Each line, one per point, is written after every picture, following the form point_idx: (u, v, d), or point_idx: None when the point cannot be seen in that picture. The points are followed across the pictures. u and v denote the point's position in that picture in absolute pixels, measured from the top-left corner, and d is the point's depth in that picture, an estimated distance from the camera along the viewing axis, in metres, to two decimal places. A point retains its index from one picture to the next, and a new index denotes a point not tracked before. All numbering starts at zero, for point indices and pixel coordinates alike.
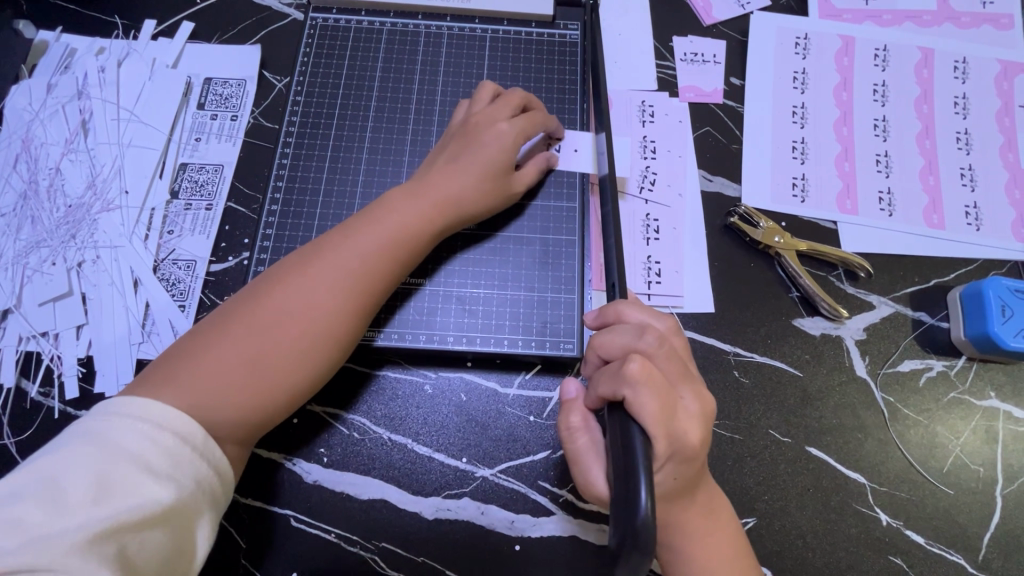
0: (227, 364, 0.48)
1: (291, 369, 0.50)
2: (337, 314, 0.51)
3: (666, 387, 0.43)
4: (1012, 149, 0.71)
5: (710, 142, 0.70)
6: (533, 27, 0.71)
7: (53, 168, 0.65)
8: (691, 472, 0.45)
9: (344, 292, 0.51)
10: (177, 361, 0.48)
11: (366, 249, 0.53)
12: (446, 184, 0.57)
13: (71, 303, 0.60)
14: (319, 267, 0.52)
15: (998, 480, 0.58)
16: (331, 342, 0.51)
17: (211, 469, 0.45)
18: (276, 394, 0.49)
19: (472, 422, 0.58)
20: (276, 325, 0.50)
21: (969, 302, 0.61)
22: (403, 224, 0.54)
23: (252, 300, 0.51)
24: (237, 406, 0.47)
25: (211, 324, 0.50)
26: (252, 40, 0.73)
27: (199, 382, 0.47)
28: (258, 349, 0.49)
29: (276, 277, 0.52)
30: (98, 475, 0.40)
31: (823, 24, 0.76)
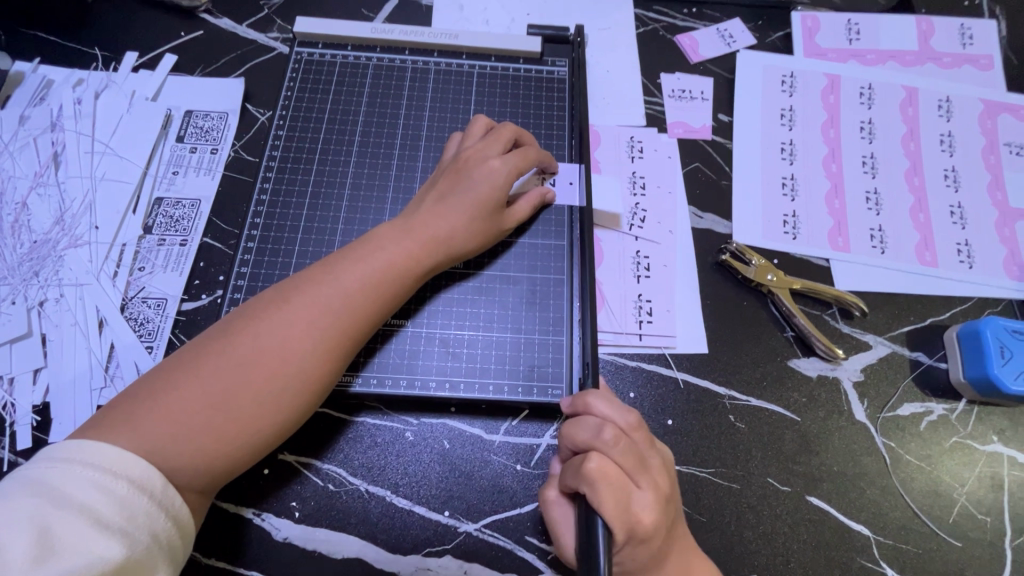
0: (191, 405, 0.45)
1: (262, 416, 0.46)
2: (316, 360, 0.48)
3: (619, 486, 0.44)
4: (999, 187, 0.71)
5: (700, 178, 0.69)
6: (520, 63, 0.71)
7: (20, 202, 0.62)
8: (661, 551, 0.46)
9: (324, 335, 0.49)
10: (142, 398, 0.45)
11: (351, 290, 0.50)
12: (436, 221, 0.55)
13: (29, 344, 0.56)
14: (300, 307, 0.49)
15: (1006, 531, 0.55)
16: (306, 386, 0.48)
17: (169, 518, 0.42)
18: (243, 443, 0.46)
19: (456, 472, 0.55)
20: (250, 368, 0.46)
21: (966, 344, 0.60)
22: (391, 263, 0.52)
23: (227, 336, 0.48)
24: (202, 454, 0.44)
25: (183, 359, 0.47)
26: (236, 73, 0.72)
27: (163, 426, 0.44)
28: (228, 393, 0.45)
29: (254, 314, 0.49)
30: (43, 531, 0.37)
31: (808, 62, 0.77)
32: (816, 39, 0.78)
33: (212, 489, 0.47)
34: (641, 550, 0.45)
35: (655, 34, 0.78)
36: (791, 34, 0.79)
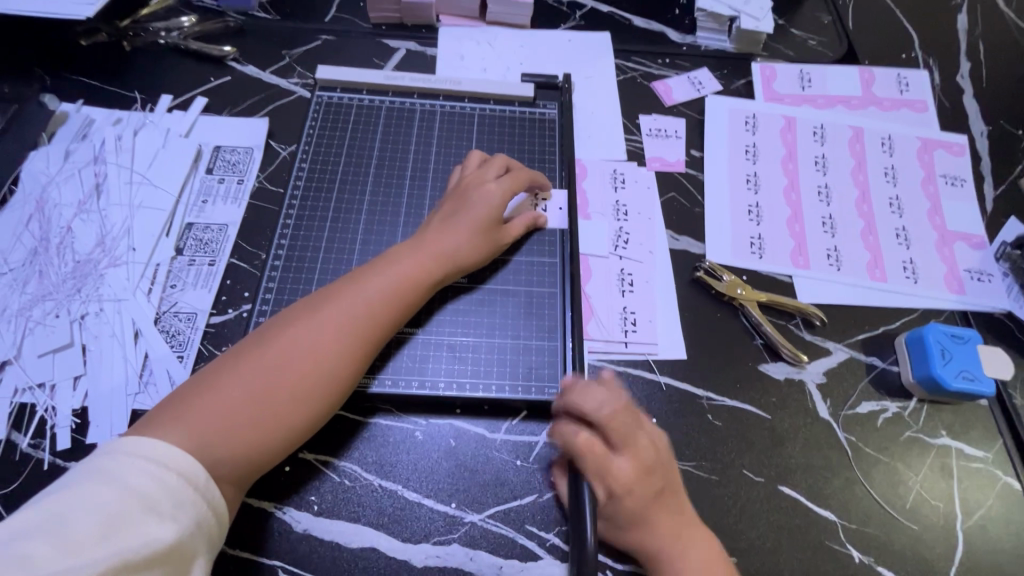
0: (232, 404, 0.50)
1: (293, 412, 0.52)
2: (341, 361, 0.54)
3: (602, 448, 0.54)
4: (938, 213, 0.81)
5: (675, 206, 0.78)
6: (515, 106, 0.80)
7: (64, 227, 0.68)
8: (646, 509, 0.54)
9: (348, 339, 0.55)
10: (186, 399, 0.50)
11: (371, 300, 0.57)
12: (444, 238, 0.62)
13: (70, 354, 0.61)
14: (325, 315, 0.55)
15: (957, 515, 0.61)
16: (333, 385, 0.54)
17: (210, 508, 0.46)
18: (277, 436, 0.51)
19: (461, 467, 0.60)
20: (283, 369, 0.52)
21: (913, 347, 0.68)
22: (405, 277, 0.59)
23: (261, 343, 0.54)
24: (240, 446, 0.50)
25: (221, 365, 0.53)
26: (260, 114, 0.80)
27: (206, 422, 0.49)
28: (263, 391, 0.51)
29: (284, 324, 0.55)
30: (108, 513, 0.41)
31: (767, 106, 0.87)
32: (774, 85, 0.90)
33: (246, 483, 0.52)
34: (625, 509, 0.54)
35: (633, 81, 0.89)
36: (752, 81, 0.90)
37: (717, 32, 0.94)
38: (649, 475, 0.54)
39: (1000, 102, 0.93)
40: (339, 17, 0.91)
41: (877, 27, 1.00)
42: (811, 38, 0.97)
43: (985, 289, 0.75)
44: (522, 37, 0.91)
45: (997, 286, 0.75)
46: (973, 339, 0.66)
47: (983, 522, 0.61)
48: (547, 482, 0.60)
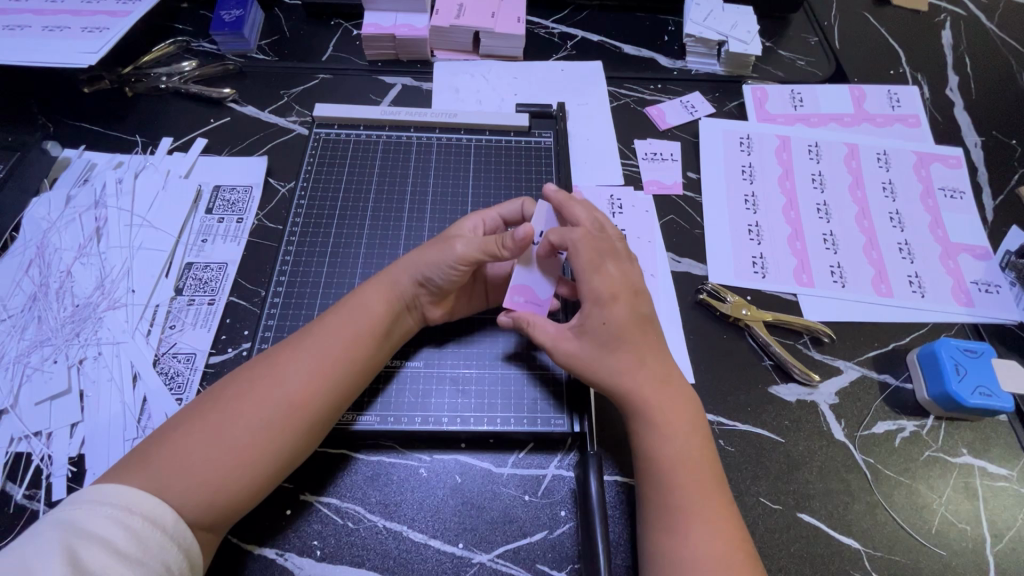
0: (192, 446, 0.49)
1: (259, 447, 0.50)
2: (308, 397, 0.53)
3: (594, 354, 0.56)
4: (939, 225, 0.80)
5: (675, 228, 0.78)
6: (511, 136, 0.81)
7: (64, 271, 0.69)
8: (649, 385, 0.55)
9: (313, 374, 0.54)
10: (151, 445, 0.49)
11: (339, 334, 0.56)
12: (410, 266, 0.61)
13: (68, 400, 0.60)
14: (292, 352, 0.55)
15: (986, 537, 0.59)
16: (297, 421, 0.52)
17: (180, 550, 0.45)
18: (246, 475, 0.49)
19: (468, 505, 0.58)
20: (246, 406, 0.51)
21: (926, 363, 0.66)
22: (373, 309, 0.58)
23: (226, 386, 0.53)
24: (207, 485, 0.48)
25: (188, 411, 0.52)
26: (259, 152, 0.81)
27: (170, 465, 0.47)
28: (222, 433, 0.50)
29: (251, 367, 0.55)
30: (72, 559, 0.40)
31: (760, 126, 0.88)
32: (766, 106, 0.91)
33: (223, 525, 0.50)
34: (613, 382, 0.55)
35: (627, 107, 0.90)
36: (744, 103, 0.91)
37: (706, 57, 0.95)
38: (673, 401, 0.55)
39: (991, 114, 0.94)
40: (335, 56, 0.93)
41: (864, 46, 1.01)
42: (799, 58, 0.98)
43: (994, 300, 0.74)
44: (515, 69, 0.92)
45: (1006, 297, 0.74)
46: (987, 353, 0.65)
47: (1013, 544, 0.59)
48: (558, 518, 0.57)
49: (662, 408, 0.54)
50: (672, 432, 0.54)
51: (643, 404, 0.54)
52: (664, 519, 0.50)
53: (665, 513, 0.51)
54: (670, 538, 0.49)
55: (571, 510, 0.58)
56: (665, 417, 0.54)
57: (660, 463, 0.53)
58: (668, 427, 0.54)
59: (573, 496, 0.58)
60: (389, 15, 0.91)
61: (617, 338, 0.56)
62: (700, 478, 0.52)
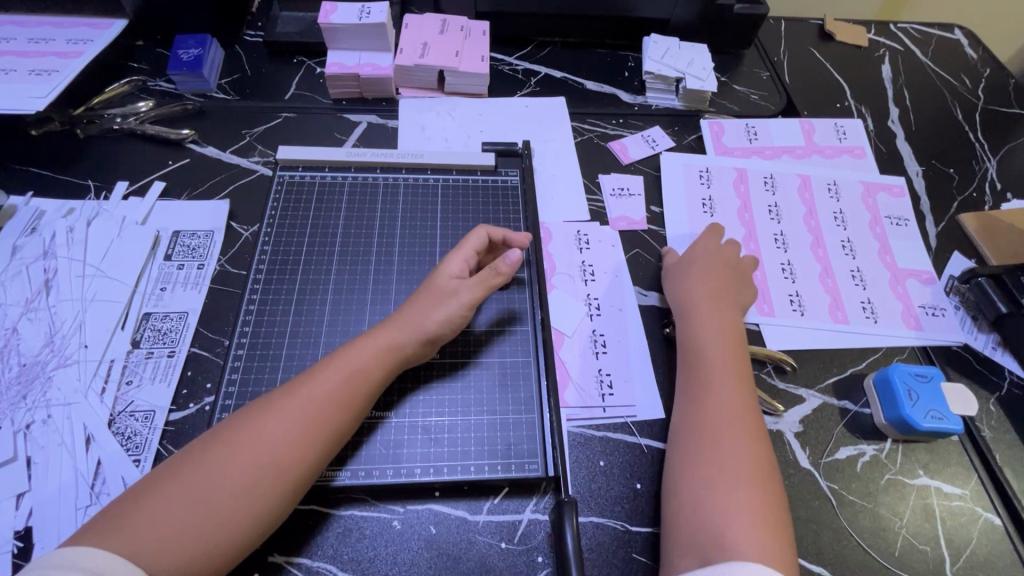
0: (174, 507, 0.47)
1: (246, 506, 0.49)
2: (295, 456, 0.52)
3: (687, 266, 0.74)
4: (888, 252, 0.84)
5: (642, 262, 0.80)
6: (478, 175, 0.82)
7: (10, 328, 0.65)
8: (726, 308, 0.70)
9: (302, 433, 0.52)
10: (128, 505, 0.47)
11: (329, 388, 0.55)
12: (400, 321, 0.61)
13: (13, 469, 0.57)
14: (285, 403, 0.54)
15: (945, 558, 0.62)
16: (283, 481, 0.51)
17: None
18: (226, 541, 0.47)
19: (444, 556, 0.57)
20: (236, 464, 0.50)
21: (881, 388, 0.69)
22: (365, 362, 0.58)
23: (213, 441, 0.51)
24: (186, 551, 0.46)
25: (172, 466, 0.50)
26: (221, 195, 0.80)
27: (151, 527, 0.46)
28: (206, 495, 0.48)
29: (237, 422, 0.53)
30: None
31: (718, 159, 0.92)
32: (723, 140, 0.94)
33: None
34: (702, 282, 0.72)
35: (590, 142, 0.92)
36: (702, 137, 0.95)
37: (664, 92, 0.99)
38: (723, 328, 0.68)
39: (930, 144, 1.00)
40: (299, 95, 0.93)
41: (811, 80, 1.07)
42: (752, 93, 1.03)
43: (940, 324, 0.78)
44: (480, 106, 0.94)
45: (951, 320, 0.78)
46: (936, 377, 0.68)
47: (971, 562, 0.62)
48: (536, 564, 0.57)
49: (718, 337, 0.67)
50: (717, 351, 0.65)
51: (699, 328, 0.68)
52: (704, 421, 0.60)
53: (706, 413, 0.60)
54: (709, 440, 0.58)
55: (549, 556, 0.57)
56: (718, 341, 0.66)
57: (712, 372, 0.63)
58: (725, 375, 0.63)
59: (550, 541, 0.58)
60: (352, 55, 0.91)
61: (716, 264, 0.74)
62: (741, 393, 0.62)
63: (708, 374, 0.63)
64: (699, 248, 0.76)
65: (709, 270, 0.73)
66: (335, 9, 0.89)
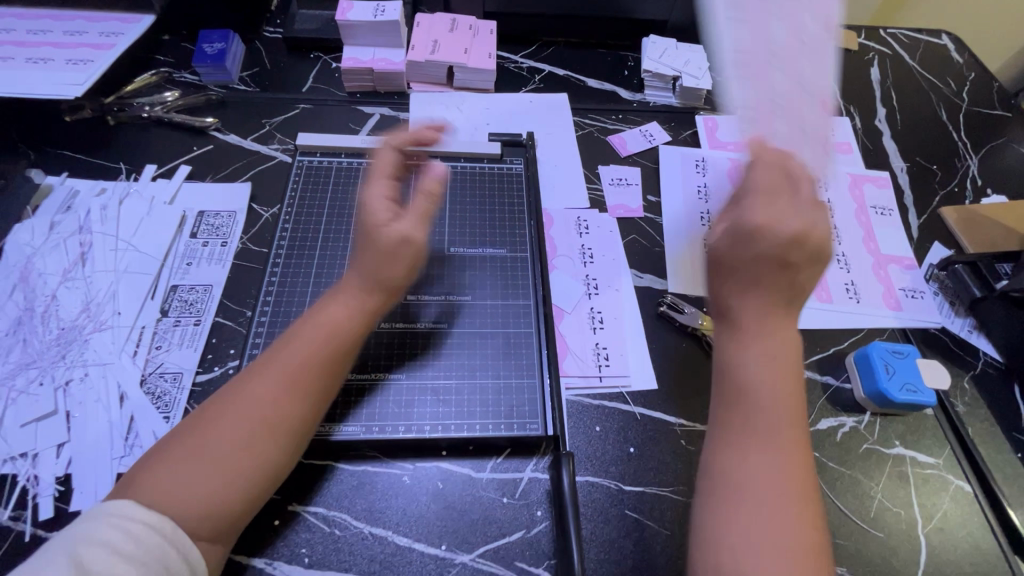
0: (181, 463, 0.50)
1: (250, 456, 0.52)
2: (286, 406, 0.55)
3: (743, 237, 0.53)
4: (872, 240, 0.89)
5: (638, 247, 0.85)
6: (484, 163, 0.87)
7: (49, 294, 0.70)
8: (773, 304, 0.53)
9: (289, 385, 0.55)
10: (141, 466, 0.51)
11: (311, 342, 0.58)
12: (354, 270, 0.62)
13: (53, 421, 0.61)
14: (272, 362, 0.57)
15: (918, 520, 0.66)
16: (280, 430, 0.54)
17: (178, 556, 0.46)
18: (237, 489, 0.51)
19: (450, 508, 0.61)
20: (233, 420, 0.53)
21: (861, 364, 0.74)
22: (343, 315, 0.60)
23: (209, 405, 0.54)
24: (201, 499, 0.49)
25: (173, 432, 0.53)
26: (243, 178, 0.85)
27: (162, 483, 0.49)
28: (209, 451, 0.51)
29: (229, 386, 0.56)
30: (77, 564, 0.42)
31: (713, 151, 0.97)
32: (717, 134, 0.99)
33: (222, 538, 0.51)
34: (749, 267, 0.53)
35: (591, 136, 0.97)
36: (697, 132, 1.00)
37: (662, 90, 1.04)
38: (775, 341, 0.52)
39: (914, 142, 1.06)
40: (315, 88, 0.98)
41: None
42: None
43: (919, 306, 0.83)
44: (487, 100, 0.99)
45: (929, 303, 0.83)
46: (912, 353, 0.73)
47: (942, 524, 0.66)
48: (535, 516, 0.62)
49: (768, 358, 0.52)
50: (762, 375, 0.51)
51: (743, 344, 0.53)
52: (735, 472, 0.49)
53: (739, 456, 0.49)
54: (738, 495, 0.48)
55: (547, 510, 0.62)
56: (762, 358, 0.52)
57: (750, 402, 0.51)
58: (772, 406, 0.50)
59: (548, 497, 0.63)
60: (367, 50, 0.97)
61: (789, 233, 0.52)
62: (783, 416, 0.50)
63: (743, 406, 0.51)
64: (774, 200, 0.53)
65: (760, 277, 0.52)
66: (352, 7, 0.95)
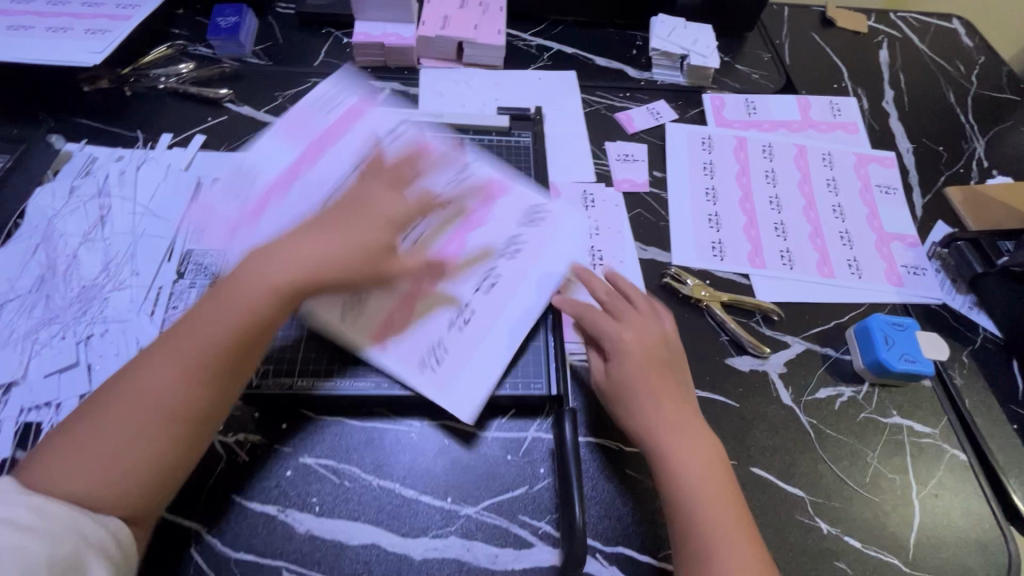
0: (83, 453, 0.49)
1: (152, 445, 0.50)
2: (186, 391, 0.52)
3: (629, 350, 0.65)
4: (875, 218, 0.90)
5: (643, 220, 0.86)
6: (493, 136, 0.88)
7: (70, 254, 0.72)
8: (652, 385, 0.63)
9: (189, 369, 0.53)
10: (45, 455, 0.49)
11: (213, 324, 0.54)
12: (275, 248, 0.58)
13: (76, 373, 0.64)
14: (175, 332, 0.54)
15: (912, 485, 0.68)
16: (185, 415, 0.52)
17: (88, 532, 0.46)
18: (140, 477, 0.50)
19: (456, 464, 0.63)
20: (130, 407, 0.51)
21: (860, 335, 0.75)
22: (247, 293, 0.55)
23: (110, 392, 0.52)
24: (102, 487, 0.48)
25: (74, 422, 0.51)
26: (256, 148, 0.87)
27: (65, 473, 0.48)
28: (106, 440, 0.50)
29: (129, 372, 0.53)
30: None
31: (720, 129, 0.98)
32: (724, 113, 1.00)
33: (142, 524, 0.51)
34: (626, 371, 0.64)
35: (599, 113, 0.98)
36: (704, 110, 1.01)
37: (670, 69, 1.05)
38: (694, 434, 0.62)
39: (922, 123, 1.06)
40: (327, 62, 1.00)
41: (810, 62, 1.13)
42: (753, 72, 1.09)
43: (921, 282, 0.84)
44: (496, 77, 1.00)
45: (931, 280, 0.84)
46: (912, 326, 0.74)
47: (935, 490, 0.68)
48: (539, 473, 0.63)
49: (687, 448, 0.60)
50: (696, 462, 0.60)
51: (666, 441, 0.61)
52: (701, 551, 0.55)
53: (697, 537, 0.56)
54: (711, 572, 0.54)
55: (549, 468, 0.64)
56: (687, 449, 0.60)
57: (688, 491, 0.58)
58: (710, 488, 0.58)
59: (551, 455, 0.64)
60: (378, 25, 0.98)
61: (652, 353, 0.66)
62: (720, 492, 0.58)
63: (683, 494, 0.58)
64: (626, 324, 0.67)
65: (640, 388, 0.63)
66: None
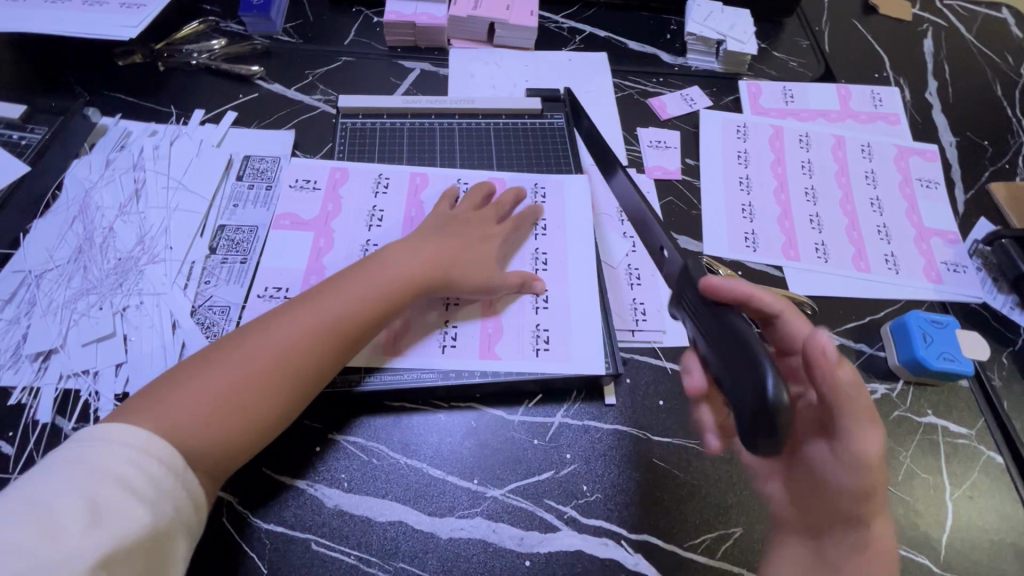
0: (200, 396, 0.51)
1: (264, 401, 0.53)
2: (305, 356, 0.55)
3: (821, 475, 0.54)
4: (915, 212, 0.87)
5: (675, 209, 0.84)
6: (524, 120, 0.87)
7: (106, 227, 0.73)
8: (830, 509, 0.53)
9: (311, 336, 0.56)
10: (160, 391, 0.51)
11: (339, 302, 0.59)
12: (398, 251, 0.64)
13: (112, 343, 0.65)
14: (307, 302, 0.59)
15: (945, 485, 0.66)
16: (299, 379, 0.55)
17: (188, 496, 0.47)
18: (248, 430, 0.52)
19: (483, 446, 0.63)
20: (254, 361, 0.54)
21: (897, 332, 0.73)
22: (374, 281, 0.61)
23: (228, 343, 0.55)
24: (214, 434, 0.50)
25: (191, 363, 0.53)
26: (287, 126, 0.87)
27: (184, 413, 0.50)
28: (224, 387, 0.52)
29: (253, 326, 0.56)
30: (89, 501, 0.42)
31: (755, 118, 0.95)
32: (760, 101, 0.98)
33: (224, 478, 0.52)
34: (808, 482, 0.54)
35: (631, 98, 0.96)
36: (739, 98, 0.98)
37: (705, 54, 1.02)
38: None
39: (966, 117, 1.02)
40: (357, 41, 0.99)
41: (850, 50, 1.09)
42: (790, 59, 1.06)
43: (961, 280, 0.81)
44: (527, 59, 0.98)
45: (972, 277, 0.82)
46: (951, 324, 0.72)
47: (969, 492, 0.66)
48: (566, 459, 0.63)
49: None
50: None
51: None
52: None
53: None
54: None
55: (576, 454, 0.64)
56: None
57: None
58: None
59: (578, 442, 0.64)
60: (409, 4, 0.97)
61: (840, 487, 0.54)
62: None
63: None
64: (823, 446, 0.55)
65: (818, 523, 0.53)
66: None
